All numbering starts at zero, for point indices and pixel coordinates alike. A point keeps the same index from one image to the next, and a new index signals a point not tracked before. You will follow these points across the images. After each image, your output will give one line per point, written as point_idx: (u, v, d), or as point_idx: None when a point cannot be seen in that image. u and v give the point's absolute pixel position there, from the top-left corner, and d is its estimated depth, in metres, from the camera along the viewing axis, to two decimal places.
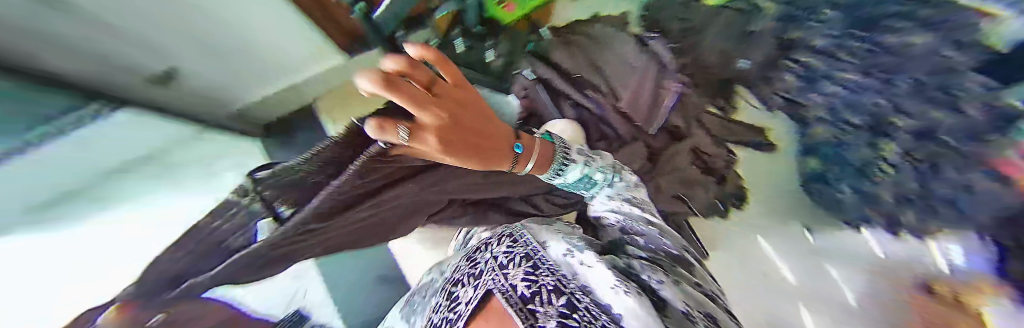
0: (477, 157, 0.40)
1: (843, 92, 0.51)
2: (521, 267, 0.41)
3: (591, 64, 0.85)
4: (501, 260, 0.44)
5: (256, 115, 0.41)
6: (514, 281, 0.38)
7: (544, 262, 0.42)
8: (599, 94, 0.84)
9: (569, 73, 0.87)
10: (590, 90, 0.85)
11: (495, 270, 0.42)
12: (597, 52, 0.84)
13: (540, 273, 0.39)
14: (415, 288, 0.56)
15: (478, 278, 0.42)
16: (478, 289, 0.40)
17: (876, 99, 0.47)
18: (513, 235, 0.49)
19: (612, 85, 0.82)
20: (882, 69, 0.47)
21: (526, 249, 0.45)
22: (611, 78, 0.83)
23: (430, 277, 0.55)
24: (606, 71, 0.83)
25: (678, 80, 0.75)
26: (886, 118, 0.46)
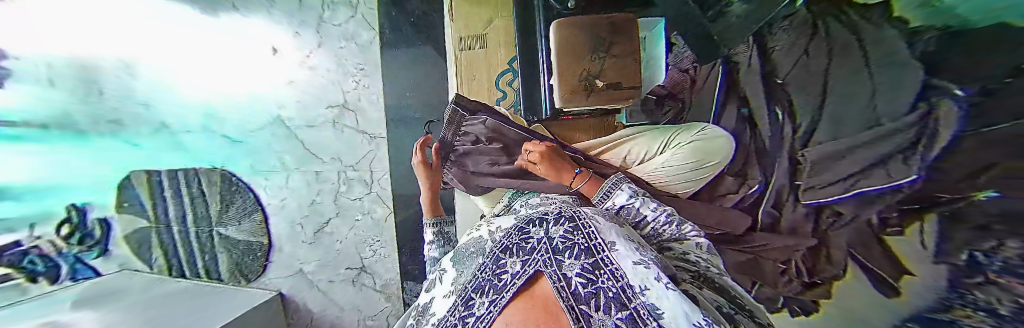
0: (553, 173, 0.58)
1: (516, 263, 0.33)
2: (577, 260, 0.29)
3: (817, 80, 0.40)
4: (558, 243, 0.31)
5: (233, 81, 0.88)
6: (568, 273, 0.28)
7: (609, 262, 0.28)
8: (787, 124, 0.46)
9: (772, 73, 0.49)
10: (778, 113, 0.48)
11: (546, 250, 0.31)
12: (883, 46, 0.31)
13: (600, 274, 0.27)
14: (461, 244, 0.45)
15: (529, 255, 0.32)
16: (525, 264, 0.31)
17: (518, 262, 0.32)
18: (567, 211, 0.35)
19: (819, 130, 0.40)
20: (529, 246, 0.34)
21: (587, 235, 0.31)
22: (832, 120, 0.38)
23: (477, 235, 0.44)
24: (831, 106, 0.38)
25: (914, 202, 0.28)
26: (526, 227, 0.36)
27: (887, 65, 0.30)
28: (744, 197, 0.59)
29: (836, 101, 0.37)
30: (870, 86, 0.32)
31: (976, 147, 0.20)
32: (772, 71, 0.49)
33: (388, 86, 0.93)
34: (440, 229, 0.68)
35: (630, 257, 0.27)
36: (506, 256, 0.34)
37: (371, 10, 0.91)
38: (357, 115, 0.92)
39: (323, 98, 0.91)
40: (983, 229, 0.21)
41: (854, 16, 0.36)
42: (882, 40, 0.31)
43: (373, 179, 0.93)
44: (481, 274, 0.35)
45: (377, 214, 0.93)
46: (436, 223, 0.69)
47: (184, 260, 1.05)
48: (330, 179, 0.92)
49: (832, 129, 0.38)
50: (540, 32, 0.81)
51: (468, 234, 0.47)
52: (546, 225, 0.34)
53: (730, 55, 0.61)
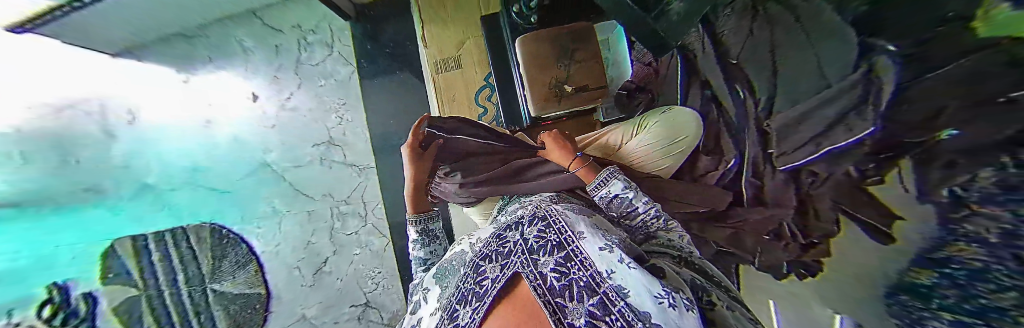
0: (560, 146, 0.61)
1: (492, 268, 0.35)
2: (551, 256, 0.33)
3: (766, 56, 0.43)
4: (533, 243, 0.36)
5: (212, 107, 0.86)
6: (545, 269, 0.32)
7: (578, 253, 0.33)
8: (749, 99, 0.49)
9: (727, 55, 0.52)
10: (739, 90, 0.51)
11: (523, 251, 0.35)
12: (819, 20, 0.33)
13: (572, 266, 0.32)
14: (444, 259, 0.46)
15: (508, 259, 0.35)
16: (503, 267, 0.34)
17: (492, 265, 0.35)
18: (539, 215, 0.41)
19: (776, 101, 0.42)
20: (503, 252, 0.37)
21: (560, 235, 0.36)
22: (783, 92, 0.41)
23: (458, 248, 0.46)
24: (781, 77, 0.41)
25: (882, 153, 0.29)
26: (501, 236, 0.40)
27: (825, 35, 0.32)
28: (727, 173, 0.60)
29: (785, 72, 0.40)
30: (812, 55, 0.35)
31: (937, 92, 0.20)
32: (725, 53, 0.53)
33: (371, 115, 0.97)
34: (424, 228, 0.62)
35: (595, 245, 0.33)
36: (485, 263, 0.37)
37: (347, 46, 1.00)
38: (343, 148, 0.94)
39: (307, 137, 0.92)
40: (954, 168, 0.21)
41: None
42: (817, 14, 0.34)
43: (366, 210, 0.92)
44: (464, 284, 0.36)
45: (373, 246, 0.91)
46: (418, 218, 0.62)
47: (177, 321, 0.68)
48: (323, 217, 0.87)
49: (788, 97, 0.40)
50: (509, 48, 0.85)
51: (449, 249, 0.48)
52: (523, 228, 0.39)
53: (682, 46, 0.65)
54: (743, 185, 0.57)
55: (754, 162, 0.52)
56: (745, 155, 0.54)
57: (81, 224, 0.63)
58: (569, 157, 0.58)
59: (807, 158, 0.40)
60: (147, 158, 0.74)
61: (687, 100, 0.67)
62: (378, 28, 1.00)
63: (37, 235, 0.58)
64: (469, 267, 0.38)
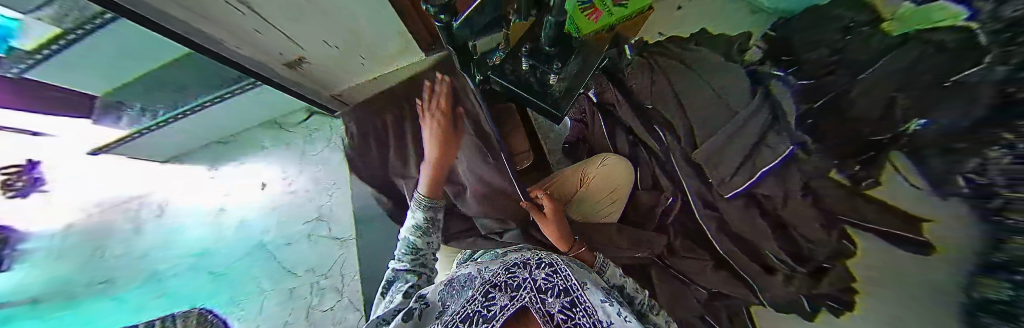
0: (557, 231, 0.59)
1: (502, 298, 0.36)
2: (558, 298, 0.36)
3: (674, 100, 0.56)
4: (541, 283, 0.38)
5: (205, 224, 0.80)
6: (553, 308, 0.35)
7: (580, 300, 0.38)
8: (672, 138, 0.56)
9: (639, 102, 0.61)
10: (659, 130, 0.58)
11: (535, 288, 0.37)
12: (710, 65, 0.54)
13: (577, 310, 0.36)
14: (445, 282, 0.45)
15: (516, 291, 0.37)
16: (514, 297, 0.35)
17: (509, 299, 0.35)
18: (545, 261, 0.44)
19: (696, 129, 0.53)
20: (510, 286, 0.38)
21: (565, 283, 0.39)
22: (707, 120, 0.52)
23: (460, 273, 0.47)
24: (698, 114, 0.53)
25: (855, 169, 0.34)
26: (504, 275, 0.41)
27: (721, 67, 0.52)
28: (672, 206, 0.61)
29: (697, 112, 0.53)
30: (709, 92, 0.52)
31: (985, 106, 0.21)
32: (639, 100, 0.61)
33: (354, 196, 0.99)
34: (432, 214, 0.60)
35: (594, 297, 0.39)
36: (494, 290, 0.38)
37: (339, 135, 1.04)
38: (329, 223, 0.98)
39: (299, 216, 0.97)
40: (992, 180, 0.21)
41: (687, 67, 0.55)
42: (704, 58, 0.55)
43: (344, 284, 0.89)
44: (468, 306, 0.37)
45: (349, 322, 0.84)
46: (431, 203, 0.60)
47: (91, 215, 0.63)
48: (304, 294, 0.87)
49: (704, 128, 0.52)
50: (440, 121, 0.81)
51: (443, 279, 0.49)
52: (530, 270, 0.41)
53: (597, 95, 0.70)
54: (698, 217, 0.57)
55: (699, 194, 0.56)
56: (687, 191, 0.58)
57: (227, 285, 0.77)
58: (562, 240, 0.58)
59: (749, 181, 0.48)
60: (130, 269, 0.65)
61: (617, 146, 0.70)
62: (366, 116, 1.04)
63: (176, 281, 0.70)
64: (461, 305, 0.38)
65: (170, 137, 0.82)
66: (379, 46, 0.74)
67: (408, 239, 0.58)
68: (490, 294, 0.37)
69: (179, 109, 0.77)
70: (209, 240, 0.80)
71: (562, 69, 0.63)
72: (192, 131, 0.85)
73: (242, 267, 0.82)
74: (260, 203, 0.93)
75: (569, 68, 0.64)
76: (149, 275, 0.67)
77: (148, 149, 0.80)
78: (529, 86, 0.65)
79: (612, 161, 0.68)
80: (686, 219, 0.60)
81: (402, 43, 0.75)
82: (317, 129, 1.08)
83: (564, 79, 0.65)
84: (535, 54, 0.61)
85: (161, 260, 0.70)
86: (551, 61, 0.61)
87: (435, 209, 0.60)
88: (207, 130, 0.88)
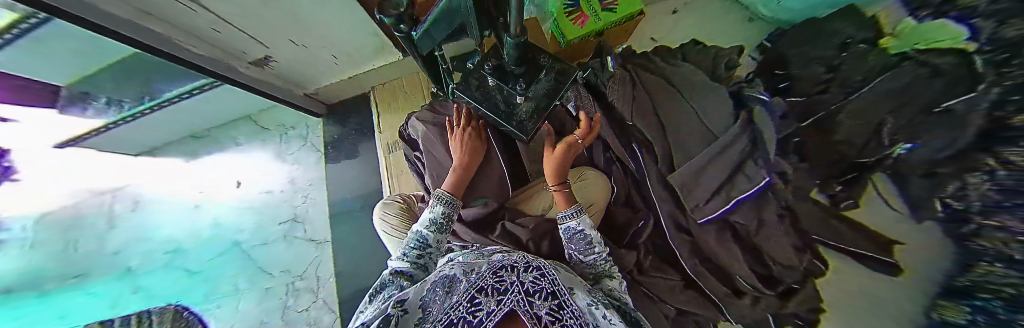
0: (551, 172, 0.50)
1: (484, 305, 0.26)
2: (545, 300, 0.28)
3: (656, 121, 0.52)
4: (528, 286, 0.29)
5: (168, 225, 1.02)
6: (540, 310, 0.26)
7: (570, 304, 0.30)
8: (647, 158, 0.53)
9: (618, 118, 0.56)
10: (637, 150, 0.54)
11: (519, 289, 0.28)
12: (698, 86, 0.50)
13: (566, 314, 0.28)
14: (428, 285, 0.37)
15: (502, 293, 0.28)
16: (499, 301, 0.26)
17: (492, 305, 0.26)
18: (528, 264, 0.35)
19: (674, 155, 0.50)
20: (493, 291, 0.28)
21: (552, 286, 0.31)
22: (682, 145, 0.50)
23: (445, 273, 0.38)
24: (675, 138, 0.50)
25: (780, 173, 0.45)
26: (482, 278, 0.32)
27: (708, 90, 0.49)
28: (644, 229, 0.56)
29: (675, 134, 0.50)
30: (694, 115, 0.49)
31: None
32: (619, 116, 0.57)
33: (333, 193, 0.99)
34: (449, 213, 0.50)
35: (585, 300, 0.32)
36: (480, 294, 0.29)
37: (318, 137, 1.04)
38: (305, 225, 0.98)
39: (277, 216, 1.00)
40: None
41: (673, 88, 0.51)
42: (688, 77, 0.52)
43: (319, 284, 0.92)
44: (451, 313, 0.28)
45: (324, 323, 0.88)
46: (452, 201, 0.51)
47: (65, 230, 0.86)
48: (280, 293, 0.93)
49: (681, 152, 0.50)
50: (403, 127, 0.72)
51: (427, 279, 0.40)
52: (517, 272, 0.32)
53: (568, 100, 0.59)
54: (670, 241, 0.57)
55: (673, 218, 0.55)
56: (660, 216, 0.56)
57: (202, 282, 0.94)
58: (558, 183, 0.50)
59: (723, 208, 0.48)
60: (94, 266, 0.87)
61: (594, 160, 0.62)
62: (346, 117, 1.02)
63: (145, 278, 0.92)
64: (444, 317, 0.28)
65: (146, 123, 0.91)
66: (345, 43, 0.68)
67: (420, 232, 0.48)
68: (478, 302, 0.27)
69: (146, 104, 0.84)
70: (185, 239, 1.01)
71: (528, 89, 0.42)
72: (164, 127, 0.97)
73: (216, 266, 0.98)
74: (234, 203, 1.04)
75: (539, 87, 0.42)
76: (123, 272, 0.92)
77: (126, 144, 0.96)
78: (495, 107, 0.44)
79: (591, 175, 0.57)
80: (659, 241, 0.59)
81: (376, 44, 0.71)
82: (292, 128, 1.06)
83: (534, 99, 0.43)
84: (499, 71, 0.43)
85: (130, 257, 0.94)
86: (516, 81, 0.42)
87: (453, 207, 0.51)
88: (177, 127, 0.99)
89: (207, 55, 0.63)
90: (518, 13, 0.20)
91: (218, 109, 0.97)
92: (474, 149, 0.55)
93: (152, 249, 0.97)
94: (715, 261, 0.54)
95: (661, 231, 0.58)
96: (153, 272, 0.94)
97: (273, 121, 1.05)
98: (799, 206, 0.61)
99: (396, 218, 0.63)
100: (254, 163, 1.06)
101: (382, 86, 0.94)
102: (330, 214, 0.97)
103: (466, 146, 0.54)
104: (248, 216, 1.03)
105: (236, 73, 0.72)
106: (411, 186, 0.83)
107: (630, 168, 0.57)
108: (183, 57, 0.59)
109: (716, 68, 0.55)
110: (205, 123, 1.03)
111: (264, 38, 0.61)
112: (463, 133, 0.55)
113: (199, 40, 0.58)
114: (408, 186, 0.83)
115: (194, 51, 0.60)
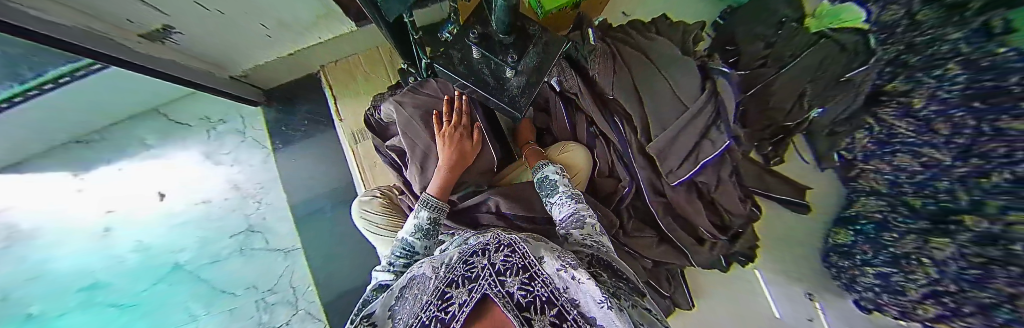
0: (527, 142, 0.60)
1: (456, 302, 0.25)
2: (516, 276, 0.27)
3: (635, 93, 0.55)
4: (498, 266, 0.29)
5: (63, 254, 0.82)
6: (511, 288, 0.26)
7: (541, 274, 0.29)
8: (629, 131, 0.56)
9: (600, 92, 0.57)
10: (618, 122, 0.57)
11: (487, 273, 0.27)
12: (669, 59, 0.54)
13: (537, 282, 0.28)
14: (399, 287, 0.35)
15: (472, 281, 0.27)
16: (470, 290, 0.26)
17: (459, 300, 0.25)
18: (496, 241, 0.33)
19: (652, 128, 0.54)
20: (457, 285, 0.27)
21: (525, 259, 0.30)
22: (659, 116, 0.53)
23: (413, 272, 0.36)
24: (653, 107, 0.54)
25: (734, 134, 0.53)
26: (453, 267, 0.31)
27: (679, 63, 0.53)
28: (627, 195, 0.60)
29: (653, 106, 0.54)
30: (668, 86, 0.53)
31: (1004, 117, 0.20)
32: (600, 92, 0.57)
33: (293, 195, 0.87)
34: (438, 218, 0.46)
35: (553, 264, 0.30)
36: (451, 288, 0.27)
37: (260, 130, 0.88)
38: (264, 234, 0.85)
39: (225, 228, 0.86)
40: None
41: (651, 62, 0.55)
42: (662, 51, 0.55)
43: (297, 295, 0.83)
44: (422, 313, 0.27)
45: None
46: (441, 206, 0.46)
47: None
48: (248, 313, 0.82)
49: (658, 123, 0.53)
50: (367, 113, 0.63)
51: (401, 277, 0.38)
52: (489, 253, 0.31)
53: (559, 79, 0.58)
54: (648, 203, 0.62)
55: (651, 184, 0.60)
56: (639, 184, 0.60)
57: (138, 317, 0.80)
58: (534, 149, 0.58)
59: (693, 170, 0.54)
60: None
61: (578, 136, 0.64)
62: (294, 105, 0.88)
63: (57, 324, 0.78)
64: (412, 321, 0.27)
65: (9, 132, 0.70)
66: (285, 15, 0.55)
67: (405, 240, 0.45)
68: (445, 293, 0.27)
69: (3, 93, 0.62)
70: (102, 268, 0.82)
71: (519, 62, 0.39)
72: (27, 136, 0.74)
73: (153, 298, 0.82)
74: (149, 221, 0.85)
75: (530, 59, 0.40)
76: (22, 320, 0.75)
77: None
78: (483, 83, 0.40)
79: (574, 149, 0.59)
80: (639, 205, 0.65)
81: (327, 14, 0.60)
82: (223, 122, 0.88)
83: (525, 74, 0.40)
84: (486, 42, 0.39)
85: (23, 303, 0.77)
86: (506, 52, 0.38)
87: (442, 211, 0.46)
88: (47, 134, 0.77)
89: (76, 26, 0.44)
90: None
91: (109, 100, 0.75)
92: (462, 148, 0.49)
93: (56, 287, 0.80)
94: (686, 218, 0.63)
95: (641, 197, 0.64)
96: (62, 317, 0.78)
97: (200, 115, 0.87)
98: (743, 165, 0.72)
99: (382, 216, 0.58)
100: (177, 168, 0.87)
101: (335, 64, 0.82)
102: (293, 218, 0.86)
103: (451, 142, 0.48)
104: (180, 229, 0.85)
105: (126, 52, 0.52)
106: (387, 178, 0.77)
107: (612, 142, 0.59)
108: (45, 33, 0.41)
109: (682, 40, 0.59)
110: (89, 119, 0.80)
111: (162, 5, 0.44)
112: (453, 132, 0.49)
113: (52, 2, 0.38)
114: (383, 177, 0.77)
115: (52, 20, 0.41)
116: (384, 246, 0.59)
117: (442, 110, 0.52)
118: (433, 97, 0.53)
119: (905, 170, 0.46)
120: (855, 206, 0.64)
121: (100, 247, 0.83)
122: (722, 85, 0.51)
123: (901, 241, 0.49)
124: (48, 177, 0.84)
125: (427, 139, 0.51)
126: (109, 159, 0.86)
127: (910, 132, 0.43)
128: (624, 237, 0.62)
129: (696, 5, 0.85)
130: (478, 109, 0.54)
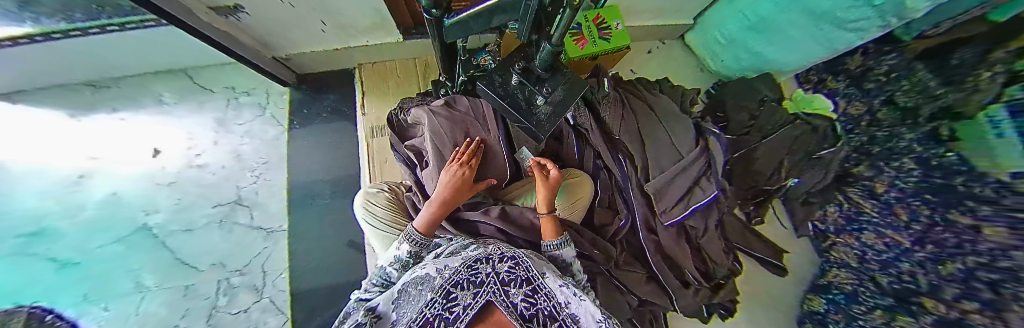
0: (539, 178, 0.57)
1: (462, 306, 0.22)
2: (521, 287, 0.25)
3: (638, 137, 0.61)
4: (503, 276, 0.26)
5: (24, 193, 0.77)
6: (515, 299, 0.24)
7: (543, 287, 0.28)
8: (630, 168, 0.60)
9: (609, 132, 0.62)
10: (621, 158, 0.61)
11: (491, 278, 0.25)
12: (671, 113, 0.62)
13: (540, 297, 0.26)
14: (401, 285, 0.31)
15: (478, 286, 0.24)
16: (474, 295, 0.23)
17: (465, 301, 0.22)
18: (499, 249, 0.31)
19: (651, 172, 0.59)
20: (458, 285, 0.24)
21: (528, 273, 0.28)
22: (654, 160, 0.59)
23: (417, 271, 0.32)
24: (651, 150, 0.60)
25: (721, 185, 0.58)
26: (460, 266, 0.28)
27: (677, 119, 0.61)
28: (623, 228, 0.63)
29: (653, 150, 0.60)
30: (667, 135, 0.60)
31: None
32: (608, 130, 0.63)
33: (295, 176, 0.85)
34: (419, 253, 0.43)
35: (556, 281, 0.30)
36: (455, 289, 0.24)
37: (282, 108, 0.89)
38: (252, 211, 0.81)
39: (211, 197, 0.81)
40: None
41: (656, 114, 0.62)
42: (665, 106, 0.63)
43: (266, 281, 0.77)
44: (425, 310, 0.23)
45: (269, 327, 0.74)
46: (424, 241, 0.44)
47: None
48: (205, 294, 0.75)
49: (656, 166, 0.59)
50: (391, 113, 0.66)
51: (405, 276, 0.34)
52: (491, 262, 0.28)
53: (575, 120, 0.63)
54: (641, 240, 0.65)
55: (646, 222, 0.63)
56: (635, 220, 0.63)
57: (80, 279, 0.73)
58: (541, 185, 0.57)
59: (684, 213, 0.58)
60: None
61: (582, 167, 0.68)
62: (321, 91, 0.91)
63: None
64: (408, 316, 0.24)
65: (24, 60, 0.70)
66: (345, 15, 0.60)
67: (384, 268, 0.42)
68: (451, 290, 0.24)
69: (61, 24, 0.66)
70: (61, 217, 0.77)
71: (550, 94, 0.45)
72: (41, 67, 0.74)
73: (101, 259, 0.75)
74: (138, 176, 0.81)
75: (559, 92, 0.45)
76: None
77: None
78: (516, 104, 0.44)
79: (578, 177, 0.61)
80: (632, 239, 0.67)
81: (386, 21, 0.66)
82: (246, 94, 0.89)
83: (553, 104, 0.45)
84: (526, 73, 0.45)
85: None
86: (541, 84, 0.45)
87: (425, 246, 0.44)
88: (60, 70, 0.77)
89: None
90: (565, 24, 0.21)
91: (142, 54, 0.77)
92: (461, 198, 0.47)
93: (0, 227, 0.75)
94: (676, 262, 0.65)
95: (636, 232, 0.65)
96: None
97: (227, 84, 0.89)
98: (727, 220, 0.77)
99: (382, 209, 0.58)
100: (180, 128, 0.85)
101: (373, 65, 0.87)
102: (287, 200, 0.83)
103: (454, 189, 0.46)
104: (163, 191, 0.81)
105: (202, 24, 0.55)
106: (394, 175, 0.78)
107: (614, 174, 0.63)
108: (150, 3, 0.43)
109: (686, 97, 0.69)
110: (117, 67, 0.81)
111: None
112: (460, 177, 0.47)
113: None
114: (392, 174, 0.78)
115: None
116: (377, 241, 0.57)
117: (466, 123, 0.55)
118: (461, 110, 0.56)
119: (872, 247, 0.54)
120: (827, 276, 0.68)
121: (69, 193, 0.78)
122: (712, 145, 0.59)
123: (869, 315, 0.53)
124: (38, 112, 0.81)
125: (439, 144, 0.53)
126: (113, 106, 0.85)
127: (874, 214, 0.54)
128: (615, 270, 0.62)
129: (695, 75, 0.97)
130: (501, 133, 0.56)
